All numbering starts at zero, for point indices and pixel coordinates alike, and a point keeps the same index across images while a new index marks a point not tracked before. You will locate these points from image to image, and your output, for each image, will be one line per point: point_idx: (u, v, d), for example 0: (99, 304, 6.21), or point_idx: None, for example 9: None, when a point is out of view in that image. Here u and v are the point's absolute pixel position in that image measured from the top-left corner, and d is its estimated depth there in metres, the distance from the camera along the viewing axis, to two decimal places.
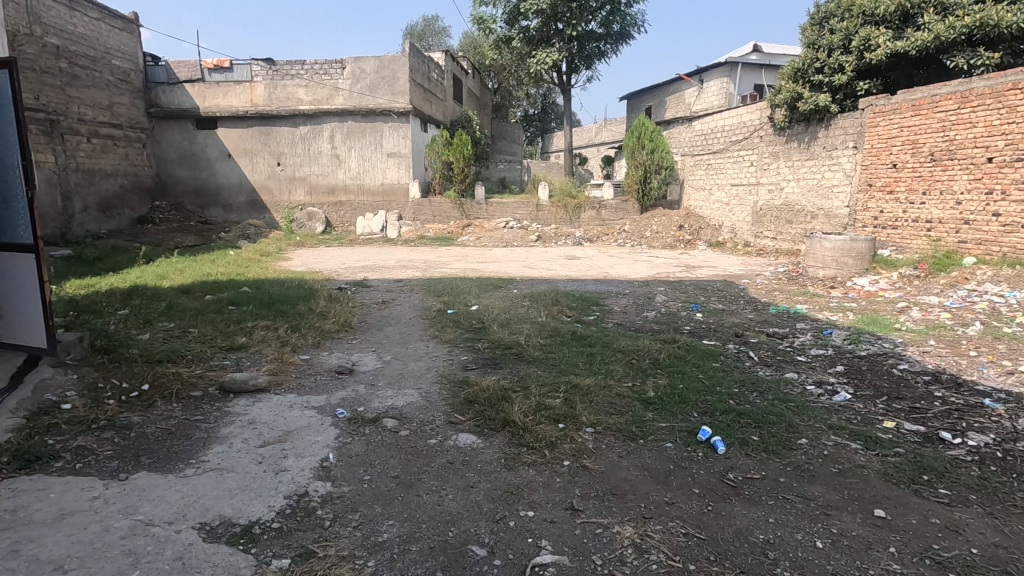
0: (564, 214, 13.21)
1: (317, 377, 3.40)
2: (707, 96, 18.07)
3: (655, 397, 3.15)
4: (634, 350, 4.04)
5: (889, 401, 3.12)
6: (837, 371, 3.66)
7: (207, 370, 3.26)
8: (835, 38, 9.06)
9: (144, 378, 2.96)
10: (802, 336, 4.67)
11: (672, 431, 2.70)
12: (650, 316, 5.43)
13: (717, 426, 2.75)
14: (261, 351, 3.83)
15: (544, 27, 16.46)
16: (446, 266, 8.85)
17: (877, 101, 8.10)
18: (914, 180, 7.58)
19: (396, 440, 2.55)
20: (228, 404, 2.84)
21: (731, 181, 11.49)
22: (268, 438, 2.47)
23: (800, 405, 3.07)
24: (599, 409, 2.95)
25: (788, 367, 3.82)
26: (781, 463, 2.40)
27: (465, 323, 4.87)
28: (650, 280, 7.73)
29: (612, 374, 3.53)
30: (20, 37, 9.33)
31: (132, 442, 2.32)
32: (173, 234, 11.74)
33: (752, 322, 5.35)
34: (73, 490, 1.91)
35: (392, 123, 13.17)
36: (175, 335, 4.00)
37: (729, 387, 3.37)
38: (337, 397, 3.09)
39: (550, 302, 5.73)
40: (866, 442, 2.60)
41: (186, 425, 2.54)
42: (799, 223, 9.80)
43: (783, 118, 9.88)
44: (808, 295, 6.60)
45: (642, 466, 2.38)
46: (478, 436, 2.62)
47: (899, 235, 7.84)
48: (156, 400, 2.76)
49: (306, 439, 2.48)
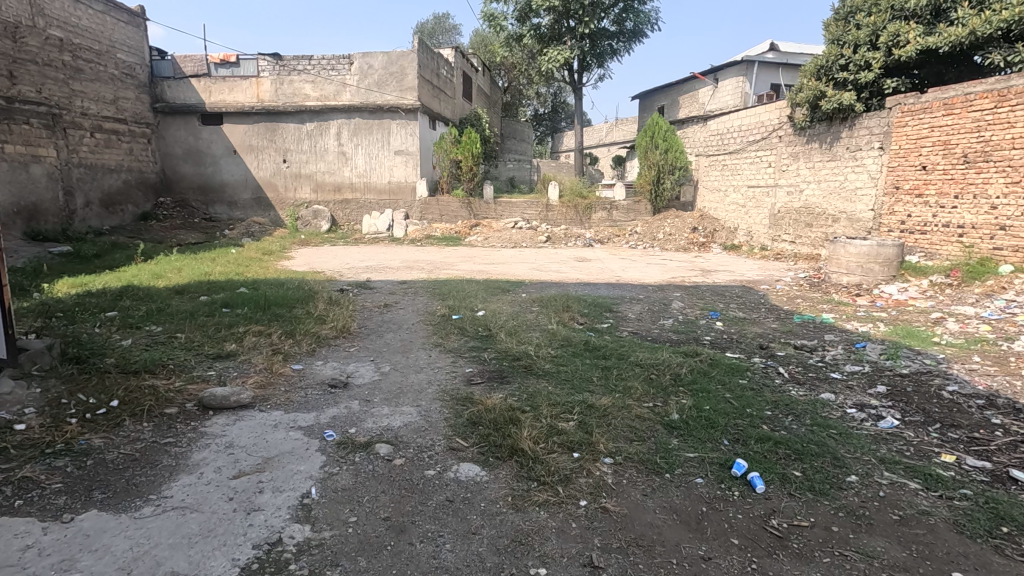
0: (575, 215, 12.89)
1: (308, 392, 3.11)
2: (722, 95, 17.65)
3: (680, 420, 2.83)
4: (654, 363, 3.73)
5: (943, 430, 2.77)
6: (878, 392, 3.32)
7: (187, 384, 2.97)
8: (862, 33, 8.66)
9: (113, 394, 2.67)
10: (833, 350, 4.35)
11: (702, 463, 2.39)
12: (667, 324, 5.11)
13: (753, 458, 2.43)
14: (250, 361, 3.54)
15: (555, 24, 16.12)
16: (452, 267, 8.56)
17: (906, 100, 7.73)
18: (944, 183, 7.20)
19: (391, 470, 2.26)
20: (205, 424, 2.56)
21: (748, 182, 11.13)
22: (246, 466, 2.18)
23: (843, 433, 2.74)
24: (617, 435, 2.64)
25: (823, 386, 3.47)
26: (830, 507, 2.08)
27: (470, 329, 4.59)
28: (664, 284, 7.40)
29: (631, 394, 3.20)
30: (23, 29, 9.15)
31: (86, 471, 2.03)
32: (177, 230, 11.54)
33: (776, 332, 4.99)
34: (3, 536, 1.63)
35: (400, 121, 12.89)
36: (159, 341, 3.72)
37: (761, 409, 3.03)
38: (328, 416, 2.80)
39: (561, 307, 5.43)
40: (925, 480, 2.28)
41: (152, 450, 2.25)
42: (819, 227, 9.43)
43: (803, 118, 9.54)
44: (833, 303, 6.26)
45: (671, 508, 2.07)
46: (483, 466, 2.32)
47: (928, 241, 7.44)
48: (124, 419, 2.47)
49: (288, 469, 2.19)
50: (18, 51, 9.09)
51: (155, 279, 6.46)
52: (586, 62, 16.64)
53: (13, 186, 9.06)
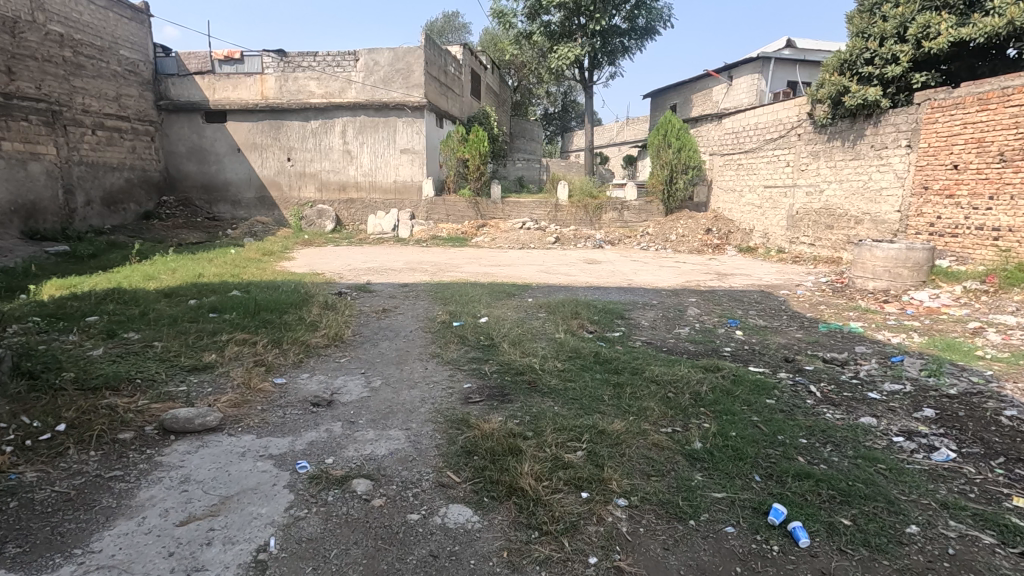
0: (584, 215, 12.54)
1: (287, 411, 2.80)
2: (737, 93, 17.22)
3: (704, 451, 2.49)
4: (671, 380, 3.37)
5: (1009, 466, 2.40)
6: (925, 417, 2.94)
7: (151, 403, 2.67)
8: (888, 25, 8.22)
9: (61, 417, 2.37)
10: (866, 364, 3.97)
11: (732, 507, 2.05)
12: (683, 334, 4.74)
13: (792, 500, 2.08)
14: (227, 374, 3.23)
15: (566, 22, 15.74)
16: (457, 269, 8.26)
17: (936, 95, 7.31)
18: (978, 183, 6.77)
19: (367, 514, 1.93)
20: (162, 452, 2.26)
21: (765, 181, 10.72)
22: (197, 509, 1.87)
23: (894, 468, 2.37)
24: (631, 470, 2.30)
25: (862, 409, 3.10)
26: (890, 570, 1.74)
27: (471, 338, 4.26)
28: (678, 289, 7.05)
29: (646, 417, 2.85)
30: (21, 24, 8.96)
31: (6, 517, 1.75)
32: (178, 229, 11.32)
33: (802, 343, 4.61)
34: None
35: (406, 118, 12.58)
36: (132, 352, 3.44)
37: (794, 437, 2.67)
38: (305, 441, 2.48)
39: (570, 314, 5.08)
40: (1002, 532, 1.92)
41: (92, 487, 1.96)
42: (841, 228, 9.01)
43: (824, 115, 9.13)
44: (860, 311, 5.85)
45: (697, 568, 1.74)
46: (476, 509, 1.99)
47: (960, 244, 7.00)
48: (67, 447, 2.18)
49: (245, 513, 1.87)
50: (17, 46, 8.90)
51: (146, 282, 6.17)
52: (597, 59, 16.26)
53: (11, 184, 8.86)
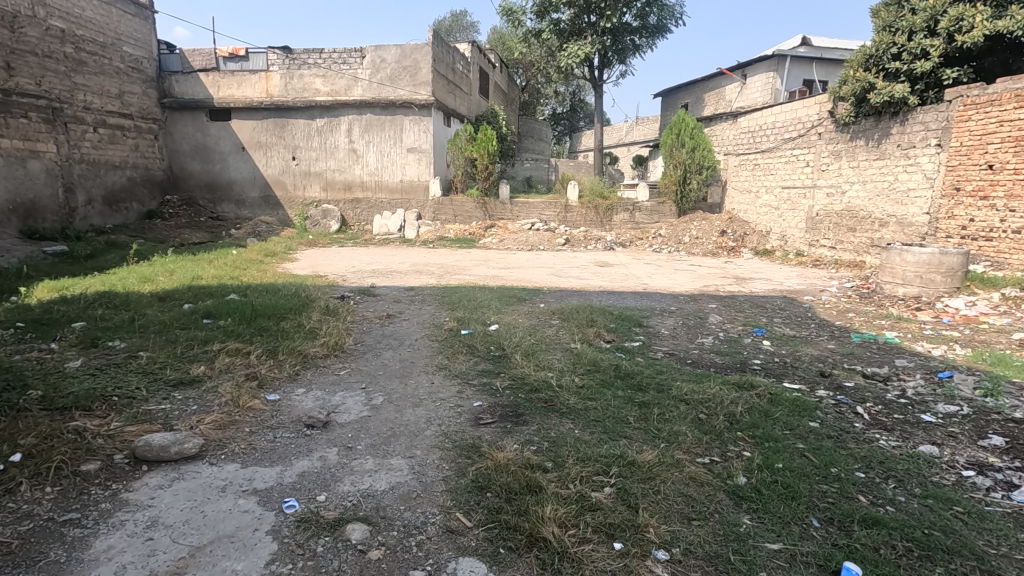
0: (595, 216, 12.23)
1: (277, 435, 2.51)
2: (751, 92, 16.84)
3: (751, 487, 2.17)
4: (702, 399, 3.05)
5: None
6: (994, 446, 2.61)
7: (126, 425, 2.40)
8: (918, 18, 7.88)
9: (19, 444, 2.10)
10: (913, 380, 3.62)
11: (794, 563, 1.74)
12: (707, 344, 4.41)
13: (863, 556, 1.76)
14: (216, 390, 2.95)
15: (576, 19, 15.47)
16: (464, 272, 7.95)
17: (969, 92, 6.94)
18: (1016, 184, 6.38)
19: (362, 571, 1.63)
20: (131, 486, 1.97)
21: (783, 182, 10.36)
22: (159, 565, 1.58)
23: (974, 512, 2.04)
24: (670, 512, 1.99)
25: (920, 435, 2.76)
26: None
27: (481, 348, 3.95)
28: (697, 294, 6.71)
29: (679, 444, 2.54)
30: (22, 19, 8.74)
31: None
32: (181, 229, 11.07)
33: (837, 356, 4.26)
34: None
35: (412, 117, 12.29)
36: (114, 364, 3.17)
37: (849, 470, 2.35)
38: (295, 472, 2.18)
39: (585, 321, 4.76)
40: None
41: (41, 535, 1.68)
42: (864, 231, 8.66)
43: (846, 113, 8.76)
44: (893, 319, 5.49)
45: None
46: (490, 563, 1.68)
47: (995, 249, 6.63)
48: (18, 482, 1.90)
49: (217, 570, 1.58)
50: (17, 42, 8.69)
51: (141, 284, 5.91)
52: (608, 57, 15.92)
53: (9, 182, 8.64)
